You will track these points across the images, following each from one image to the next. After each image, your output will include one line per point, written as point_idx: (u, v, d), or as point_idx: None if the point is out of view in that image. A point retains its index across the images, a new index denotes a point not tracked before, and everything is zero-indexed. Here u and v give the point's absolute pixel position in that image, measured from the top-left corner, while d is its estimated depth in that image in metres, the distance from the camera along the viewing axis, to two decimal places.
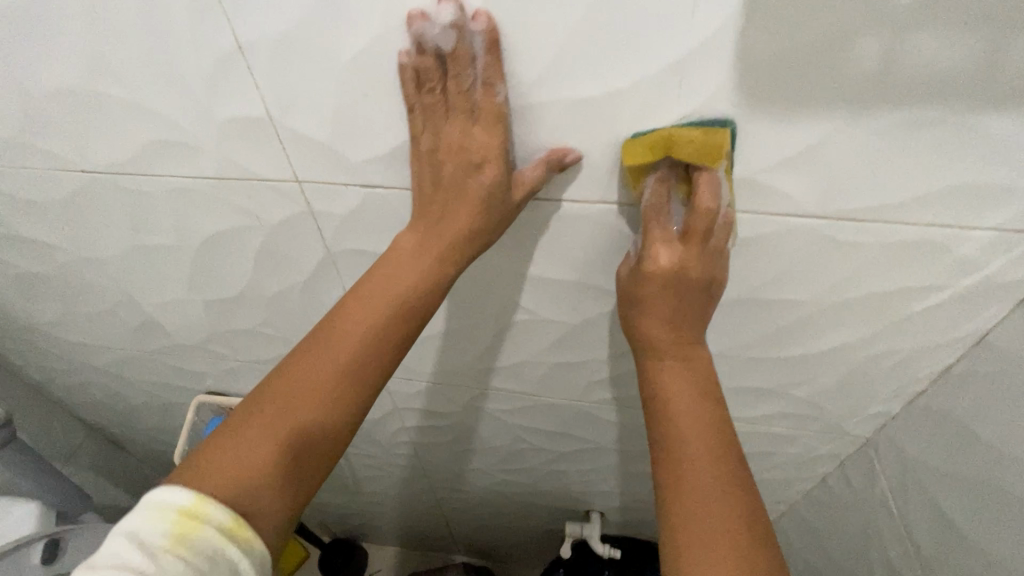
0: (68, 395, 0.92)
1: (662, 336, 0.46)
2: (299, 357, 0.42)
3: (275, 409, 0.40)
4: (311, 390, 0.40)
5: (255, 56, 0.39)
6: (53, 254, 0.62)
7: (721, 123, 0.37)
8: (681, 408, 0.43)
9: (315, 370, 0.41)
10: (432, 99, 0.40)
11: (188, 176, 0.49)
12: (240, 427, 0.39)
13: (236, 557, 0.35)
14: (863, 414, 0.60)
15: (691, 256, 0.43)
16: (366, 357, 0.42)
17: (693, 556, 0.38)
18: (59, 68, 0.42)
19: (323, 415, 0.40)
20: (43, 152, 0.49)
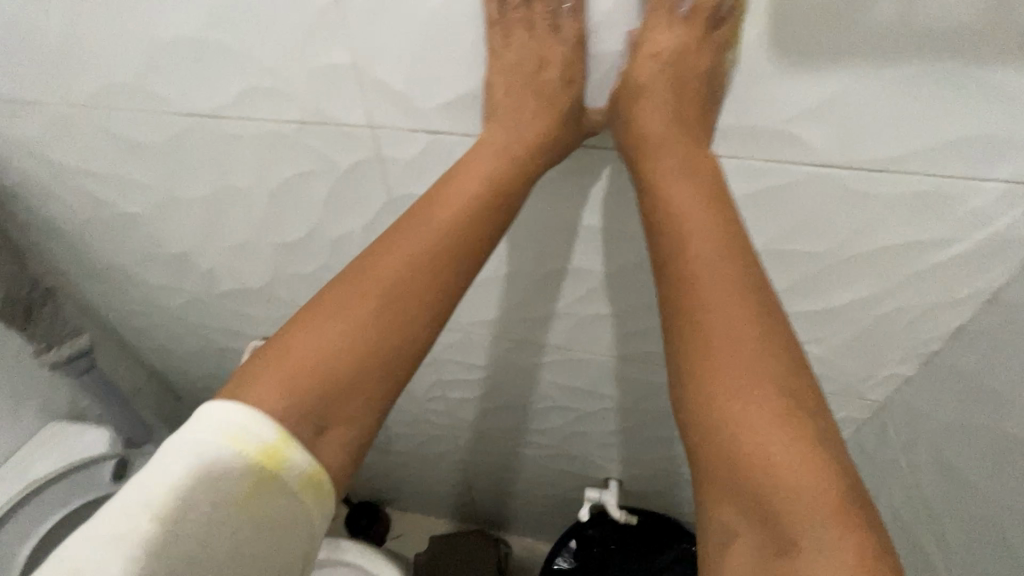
0: (135, 338, 1.01)
1: (658, 127, 0.47)
2: (378, 253, 0.44)
3: (352, 309, 0.42)
4: (390, 286, 0.43)
5: (350, 8, 0.46)
6: (147, 194, 0.70)
7: None
8: (695, 231, 0.43)
9: (396, 265, 0.43)
10: (517, 15, 0.47)
11: (277, 120, 0.56)
12: (320, 320, 0.41)
13: (309, 500, 0.38)
14: (879, 376, 0.63)
15: (693, 48, 0.45)
16: (442, 255, 0.45)
17: (735, 385, 0.38)
18: (181, 17, 0.50)
19: (401, 311, 0.43)
20: (156, 96, 0.57)
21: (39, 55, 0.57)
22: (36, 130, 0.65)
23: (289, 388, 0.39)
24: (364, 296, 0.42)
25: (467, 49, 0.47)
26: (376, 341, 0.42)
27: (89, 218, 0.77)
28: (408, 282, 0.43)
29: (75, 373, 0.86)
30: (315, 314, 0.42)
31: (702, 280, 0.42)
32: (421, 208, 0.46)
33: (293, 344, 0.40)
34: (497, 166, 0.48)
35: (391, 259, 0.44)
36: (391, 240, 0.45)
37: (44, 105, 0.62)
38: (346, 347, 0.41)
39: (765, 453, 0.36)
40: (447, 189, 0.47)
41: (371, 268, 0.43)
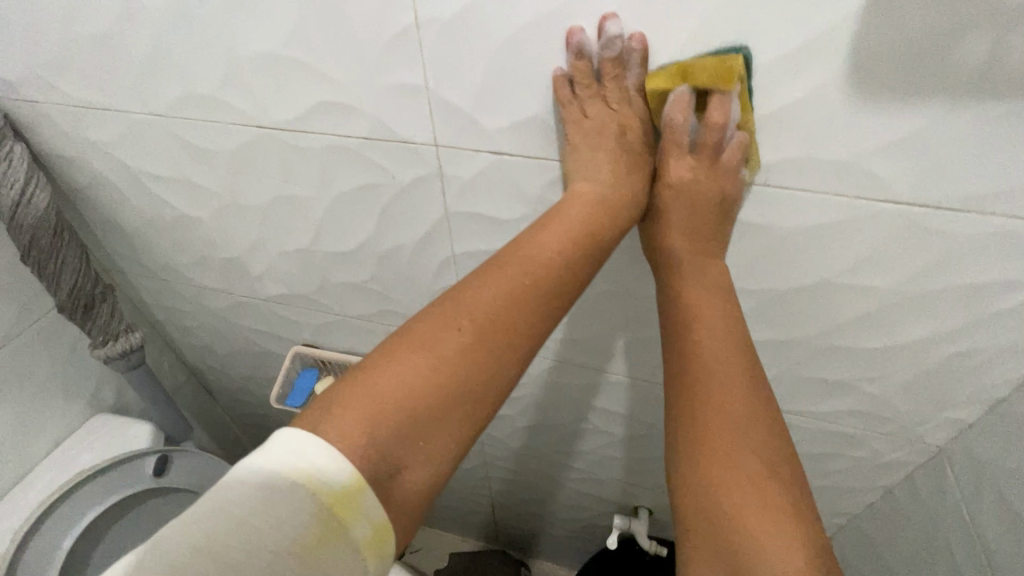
0: (180, 336, 1.04)
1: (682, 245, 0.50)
2: (469, 288, 0.43)
3: (442, 339, 0.40)
4: (484, 321, 0.41)
5: (428, 32, 0.47)
6: (210, 199, 0.73)
7: (735, 48, 0.41)
8: (699, 314, 0.47)
9: (489, 301, 0.42)
10: (590, 91, 0.48)
11: (345, 134, 0.58)
12: (413, 350, 0.39)
13: (370, 560, 0.35)
14: (937, 418, 0.61)
15: (704, 172, 0.48)
16: (523, 298, 0.43)
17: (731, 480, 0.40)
18: (266, 35, 0.52)
19: (489, 346, 0.41)
20: (232, 107, 0.60)
21: (127, 64, 0.60)
22: (114, 135, 0.69)
23: (375, 419, 0.36)
24: (459, 329, 0.41)
25: (540, 76, 0.47)
26: (465, 381, 0.40)
27: (153, 220, 0.80)
28: (501, 320, 0.42)
29: (127, 367, 0.89)
30: (406, 344, 0.40)
31: (704, 354, 0.45)
32: (512, 246, 0.46)
33: (380, 372, 0.38)
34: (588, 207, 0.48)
35: (484, 294, 0.42)
36: (484, 273, 0.44)
37: (126, 112, 0.65)
38: (436, 381, 0.39)
39: (738, 516, 0.38)
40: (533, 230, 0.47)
41: (463, 301, 0.42)
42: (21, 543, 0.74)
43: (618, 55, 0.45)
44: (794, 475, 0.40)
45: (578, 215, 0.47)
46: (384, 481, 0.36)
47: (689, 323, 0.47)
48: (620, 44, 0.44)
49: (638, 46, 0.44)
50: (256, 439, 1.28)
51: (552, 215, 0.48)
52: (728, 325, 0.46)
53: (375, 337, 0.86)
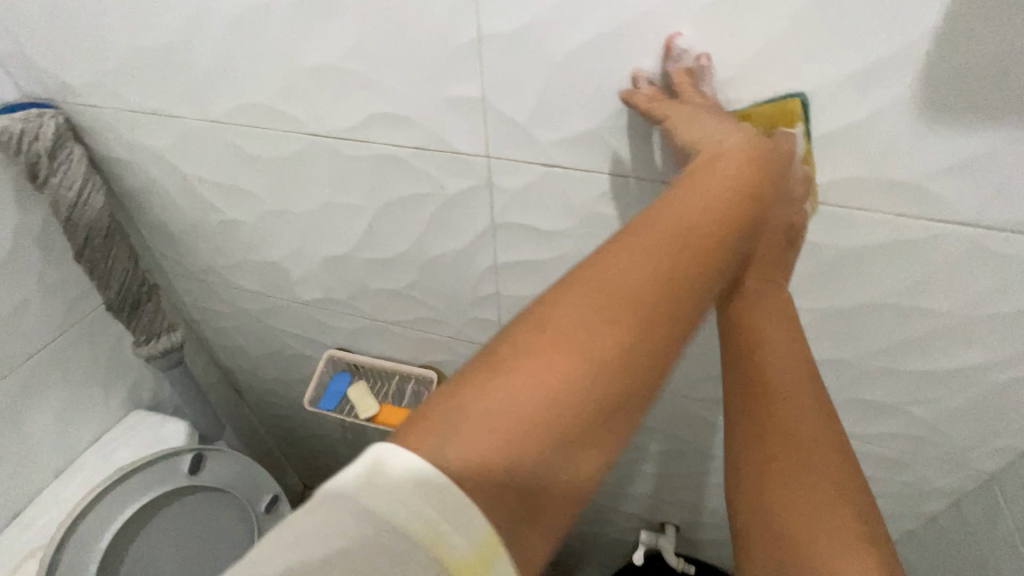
0: (215, 337, 1.06)
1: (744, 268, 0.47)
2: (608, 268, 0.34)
3: (574, 336, 0.31)
4: (625, 314, 0.32)
5: (489, 47, 0.48)
6: (257, 204, 0.75)
7: (793, 94, 0.43)
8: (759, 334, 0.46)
9: (631, 291, 0.33)
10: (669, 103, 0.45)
11: (397, 145, 0.59)
12: (553, 351, 0.30)
13: None
14: (988, 446, 0.59)
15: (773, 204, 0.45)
16: (667, 286, 0.34)
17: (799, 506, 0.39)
18: (328, 47, 0.53)
19: (632, 345, 0.32)
20: (288, 116, 0.61)
21: (189, 73, 0.62)
22: (169, 141, 0.71)
23: (514, 444, 0.27)
24: (609, 324, 0.32)
25: (599, 93, 0.48)
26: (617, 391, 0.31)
27: (199, 223, 0.82)
28: (654, 314, 0.33)
29: (167, 365, 0.91)
30: (542, 341, 0.31)
31: (769, 376, 0.44)
32: (648, 223, 0.36)
33: (514, 379, 0.29)
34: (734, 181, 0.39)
35: (624, 282, 0.33)
36: (625, 250, 0.35)
37: (183, 119, 0.67)
38: (585, 393, 0.30)
39: (806, 539, 0.38)
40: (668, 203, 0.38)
41: (607, 288, 0.33)
42: (64, 537, 0.76)
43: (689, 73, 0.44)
44: (864, 499, 0.40)
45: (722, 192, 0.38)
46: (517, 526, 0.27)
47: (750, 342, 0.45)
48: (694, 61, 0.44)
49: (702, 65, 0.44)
50: (282, 440, 1.29)
51: (691, 184, 0.39)
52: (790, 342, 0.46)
53: (409, 344, 0.87)
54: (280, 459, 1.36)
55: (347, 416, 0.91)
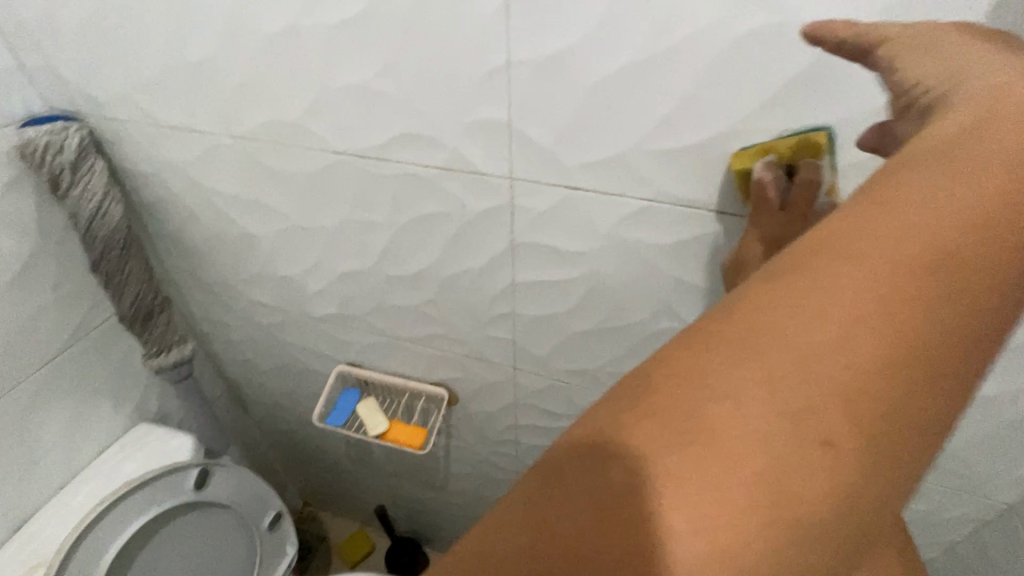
0: (224, 350, 1.05)
1: None
2: (810, 344, 0.27)
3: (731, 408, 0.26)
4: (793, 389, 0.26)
5: (519, 72, 0.49)
6: (277, 219, 0.75)
7: (819, 127, 0.44)
8: None
9: (801, 357, 0.27)
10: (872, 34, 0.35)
11: (421, 164, 0.60)
12: (749, 474, 0.25)
13: None
14: (1010, 475, 0.59)
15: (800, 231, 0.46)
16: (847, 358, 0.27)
17: None
18: (358, 68, 0.54)
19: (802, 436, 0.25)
20: (313, 133, 0.62)
21: (217, 90, 0.63)
22: (192, 155, 0.72)
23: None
24: (823, 439, 0.26)
25: (628, 118, 0.49)
26: (839, 517, 0.26)
27: (216, 236, 0.82)
28: (878, 417, 0.26)
29: (177, 378, 0.91)
30: (736, 454, 0.25)
31: None
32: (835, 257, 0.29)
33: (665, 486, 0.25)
34: (973, 217, 0.29)
35: (794, 343, 0.27)
36: (833, 326, 0.27)
37: (208, 134, 0.68)
38: (793, 537, 0.25)
39: None
40: (885, 237, 0.29)
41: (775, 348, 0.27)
42: (68, 553, 0.75)
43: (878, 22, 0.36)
44: None
45: (959, 243, 0.28)
46: None
47: None
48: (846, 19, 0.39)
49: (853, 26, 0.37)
50: (285, 455, 1.28)
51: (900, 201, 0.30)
52: None
53: (422, 361, 0.86)
54: (283, 474, 1.34)
55: (356, 432, 0.90)
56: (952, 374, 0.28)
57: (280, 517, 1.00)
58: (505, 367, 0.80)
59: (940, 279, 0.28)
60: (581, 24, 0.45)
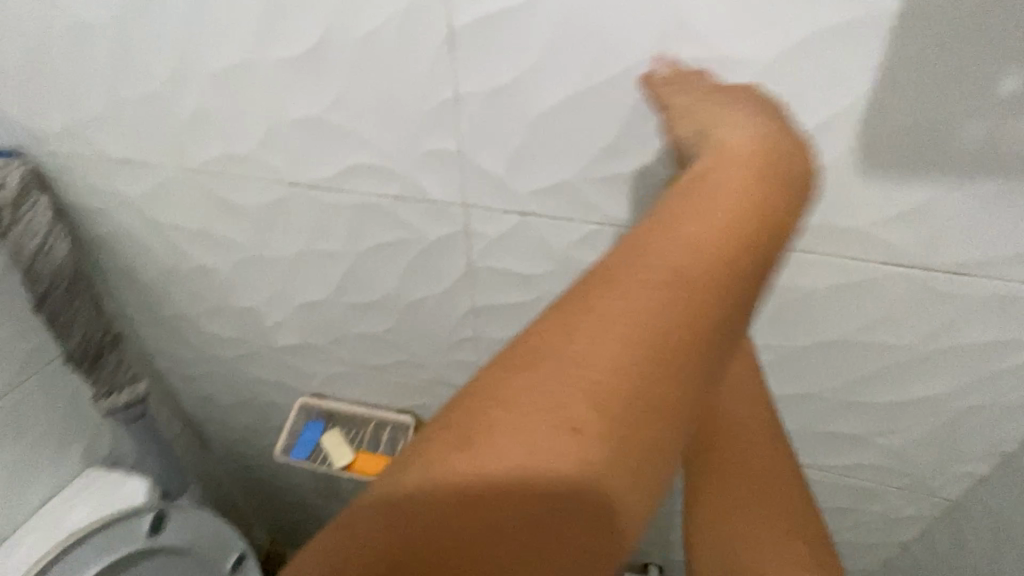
0: (182, 386, 1.02)
1: None
2: (575, 354, 0.32)
3: (509, 434, 0.30)
4: (559, 409, 0.30)
5: (468, 104, 0.50)
6: (233, 251, 0.74)
7: None
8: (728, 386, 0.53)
9: (571, 382, 0.31)
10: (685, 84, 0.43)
11: (376, 193, 0.60)
12: (507, 470, 0.29)
13: None
14: (952, 472, 0.62)
15: None
16: (605, 377, 0.31)
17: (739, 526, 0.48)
18: (310, 101, 0.55)
19: (564, 451, 0.29)
20: (267, 166, 0.62)
21: (168, 125, 0.62)
22: (143, 189, 0.71)
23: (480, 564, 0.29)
24: (576, 432, 0.30)
25: (574, 146, 0.51)
26: (595, 509, 0.30)
27: (170, 270, 0.81)
28: (631, 417, 0.31)
29: (129, 419, 0.88)
30: (500, 450, 0.30)
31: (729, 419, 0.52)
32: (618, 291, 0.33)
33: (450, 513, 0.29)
34: (717, 242, 0.34)
35: (569, 370, 0.31)
36: (594, 336, 0.32)
37: (159, 167, 0.67)
38: (540, 521, 0.29)
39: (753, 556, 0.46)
40: (646, 261, 0.34)
41: (552, 375, 0.31)
42: None
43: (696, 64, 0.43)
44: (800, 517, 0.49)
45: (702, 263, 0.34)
46: None
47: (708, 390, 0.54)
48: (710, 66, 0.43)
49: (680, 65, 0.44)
50: (251, 493, 1.23)
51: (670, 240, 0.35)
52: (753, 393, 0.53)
53: (388, 388, 0.86)
54: (249, 513, 1.29)
55: (321, 465, 0.88)
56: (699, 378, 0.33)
57: (242, 558, 0.95)
58: None
59: (684, 294, 0.33)
60: (524, 59, 0.47)
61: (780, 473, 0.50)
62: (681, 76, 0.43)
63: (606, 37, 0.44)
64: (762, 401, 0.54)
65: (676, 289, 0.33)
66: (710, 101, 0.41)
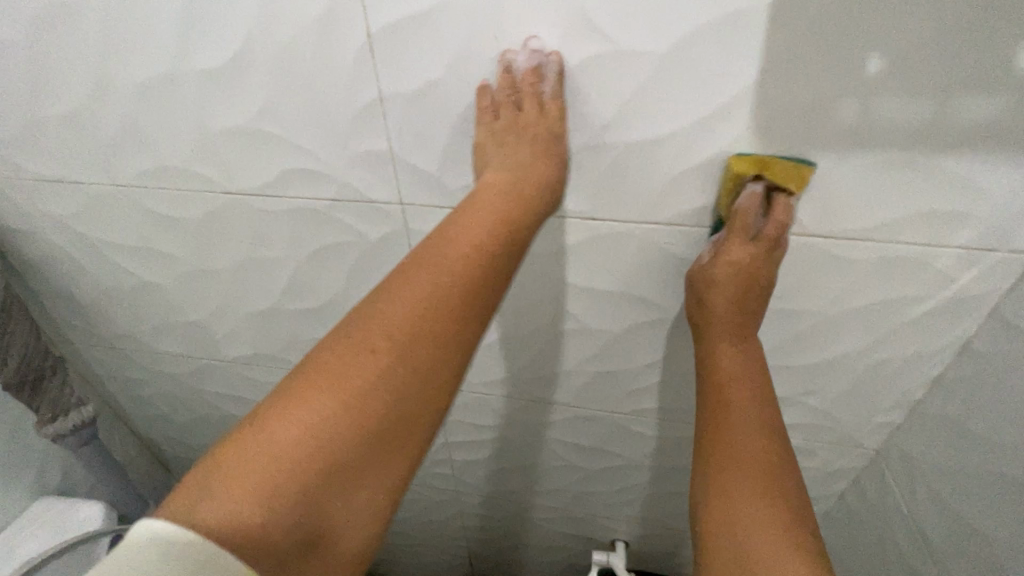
0: (134, 408, 1.00)
1: (726, 313, 0.55)
2: (379, 309, 0.43)
3: (331, 374, 0.40)
4: (371, 351, 0.41)
5: (391, 105, 0.52)
6: (174, 265, 0.74)
7: (659, 139, 0.49)
8: (726, 372, 0.55)
9: (380, 332, 0.42)
10: (507, 98, 0.50)
11: (312, 197, 0.61)
12: (334, 400, 0.39)
13: None
14: (871, 423, 0.68)
15: (759, 258, 0.53)
16: (405, 325, 0.42)
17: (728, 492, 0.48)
18: (235, 109, 0.55)
19: (375, 378, 0.40)
20: (200, 176, 0.62)
21: (92, 139, 0.61)
22: (74, 209, 0.69)
23: (294, 455, 0.37)
24: (377, 350, 0.41)
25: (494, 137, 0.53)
26: (401, 417, 0.41)
27: (111, 288, 0.79)
28: (418, 341, 0.42)
29: (77, 444, 0.85)
30: (325, 386, 0.39)
31: (726, 398, 0.54)
32: (414, 268, 0.45)
33: (284, 442, 0.37)
34: (490, 224, 0.48)
35: (379, 325, 0.42)
36: (394, 287, 0.44)
37: (87, 185, 0.66)
38: (368, 435, 0.39)
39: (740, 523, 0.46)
40: (436, 243, 0.46)
41: (365, 331, 0.42)
42: None
43: (535, 64, 0.47)
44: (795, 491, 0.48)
45: (478, 236, 0.47)
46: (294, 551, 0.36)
47: (716, 377, 0.55)
48: (540, 57, 0.47)
49: (528, 64, 0.47)
50: None
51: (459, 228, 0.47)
52: (752, 374, 0.54)
53: None
54: None
55: None
56: (479, 320, 0.45)
57: None
58: None
59: (467, 262, 0.45)
60: (439, 60, 0.49)
61: (772, 449, 0.50)
62: (511, 80, 0.48)
63: (513, 38, 0.46)
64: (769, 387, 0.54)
65: (461, 259, 0.45)
66: (515, 123, 0.50)
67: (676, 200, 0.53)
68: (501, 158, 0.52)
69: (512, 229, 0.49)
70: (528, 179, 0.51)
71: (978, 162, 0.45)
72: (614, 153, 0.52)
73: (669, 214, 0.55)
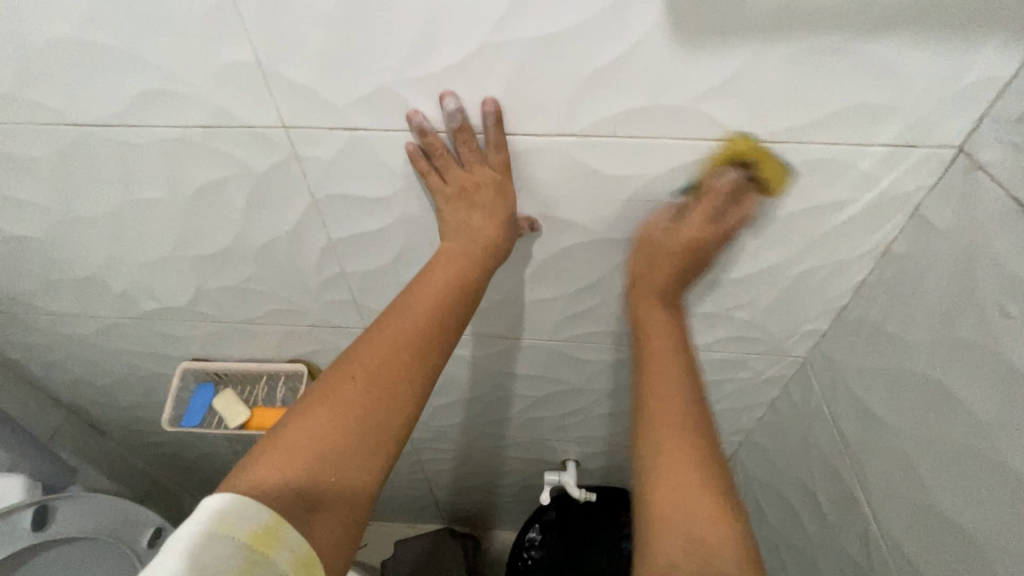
0: (46, 374, 0.93)
1: (656, 288, 0.59)
2: (368, 338, 0.48)
3: (328, 392, 0.45)
4: (359, 371, 0.45)
5: (246, 4, 0.43)
6: (40, 214, 0.64)
7: (566, 32, 0.43)
8: (654, 340, 0.58)
9: (370, 355, 0.46)
10: (445, 156, 0.51)
11: (180, 125, 0.53)
12: (330, 412, 0.43)
13: (273, 553, 0.37)
14: (798, 332, 0.68)
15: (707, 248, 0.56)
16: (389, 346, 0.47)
17: (661, 460, 0.49)
18: (53, 16, 0.45)
19: (363, 393, 0.44)
20: (37, 105, 0.52)
21: None
22: None
23: (293, 453, 0.41)
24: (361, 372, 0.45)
25: (376, 40, 0.45)
26: (392, 421, 0.45)
27: None
28: (392, 363, 0.46)
29: None
30: (321, 402, 0.44)
31: (651, 364, 0.57)
32: (400, 302, 0.50)
33: (290, 446, 0.42)
34: (462, 256, 0.53)
35: (368, 350, 0.47)
36: (381, 321, 0.49)
37: None
38: (360, 437, 0.43)
39: (673, 492, 0.47)
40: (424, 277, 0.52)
41: (355, 357, 0.47)
42: None
43: (463, 123, 0.50)
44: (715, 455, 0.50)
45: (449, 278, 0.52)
46: (302, 518, 0.40)
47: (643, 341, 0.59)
48: (460, 116, 0.49)
49: (457, 118, 0.49)
50: (168, 467, 1.19)
51: (433, 266, 0.52)
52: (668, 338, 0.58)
53: (271, 341, 0.81)
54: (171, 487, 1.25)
55: (214, 428, 0.83)
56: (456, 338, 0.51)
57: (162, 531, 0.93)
58: (354, 330, 0.77)
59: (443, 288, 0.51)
60: None
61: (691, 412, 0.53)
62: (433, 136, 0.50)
63: None
64: (684, 348, 0.58)
65: (444, 289, 0.51)
66: (462, 177, 0.52)
67: (592, 106, 0.48)
68: (455, 209, 0.54)
69: (469, 276, 0.52)
70: (477, 235, 0.53)
71: (908, 45, 0.41)
72: (515, 59, 0.45)
73: (588, 127, 0.49)
